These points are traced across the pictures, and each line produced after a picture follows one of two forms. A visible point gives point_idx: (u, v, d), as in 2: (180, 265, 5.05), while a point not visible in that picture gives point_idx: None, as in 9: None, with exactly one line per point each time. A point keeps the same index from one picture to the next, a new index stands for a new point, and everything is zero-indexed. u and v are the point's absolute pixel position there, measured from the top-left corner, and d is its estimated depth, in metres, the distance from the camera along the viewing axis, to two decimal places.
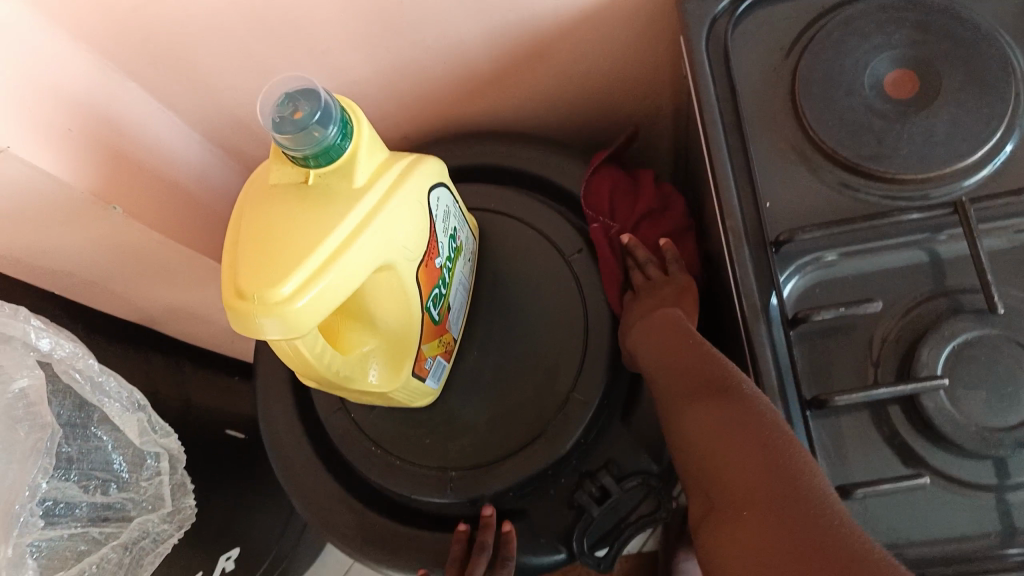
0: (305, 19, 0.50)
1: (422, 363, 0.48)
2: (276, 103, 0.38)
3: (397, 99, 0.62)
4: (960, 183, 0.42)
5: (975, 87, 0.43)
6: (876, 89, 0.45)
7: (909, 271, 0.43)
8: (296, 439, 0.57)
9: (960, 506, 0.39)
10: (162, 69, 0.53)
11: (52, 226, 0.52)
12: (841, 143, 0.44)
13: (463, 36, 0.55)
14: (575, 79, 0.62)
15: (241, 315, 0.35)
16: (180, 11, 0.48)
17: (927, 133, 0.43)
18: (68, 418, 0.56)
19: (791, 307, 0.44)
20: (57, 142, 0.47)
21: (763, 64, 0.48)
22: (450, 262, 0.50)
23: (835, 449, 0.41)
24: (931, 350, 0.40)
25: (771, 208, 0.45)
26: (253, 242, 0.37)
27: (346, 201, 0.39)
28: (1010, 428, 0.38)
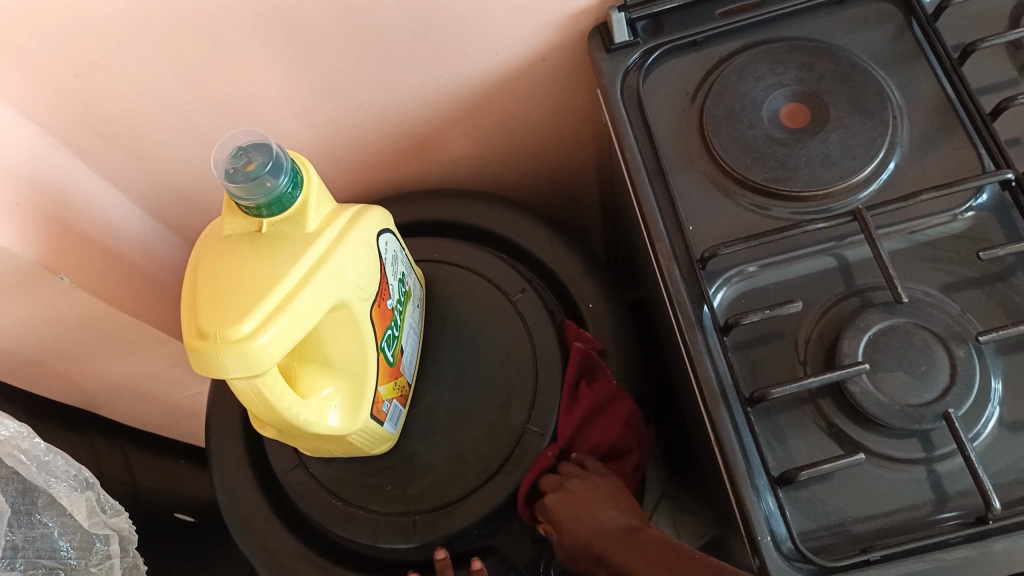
0: (246, 88, 0.53)
1: (380, 407, 0.50)
2: (228, 157, 0.41)
3: (335, 164, 0.64)
4: (856, 196, 0.47)
5: (859, 113, 0.49)
6: (774, 122, 0.50)
7: (822, 276, 0.48)
8: (254, 501, 0.57)
9: (897, 481, 0.42)
10: (103, 142, 0.55)
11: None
12: (749, 169, 0.49)
13: (396, 98, 0.58)
14: (502, 137, 0.66)
15: (204, 355, 0.36)
16: (125, 83, 0.50)
17: (822, 154, 0.48)
18: (14, 504, 0.54)
19: (722, 315, 0.48)
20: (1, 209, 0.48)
21: (673, 106, 0.53)
22: (400, 305, 0.52)
23: (777, 442, 0.44)
24: (850, 341, 0.44)
25: (695, 230, 0.49)
26: (212, 288, 0.38)
27: (299, 245, 0.41)
28: (929, 403, 0.42)
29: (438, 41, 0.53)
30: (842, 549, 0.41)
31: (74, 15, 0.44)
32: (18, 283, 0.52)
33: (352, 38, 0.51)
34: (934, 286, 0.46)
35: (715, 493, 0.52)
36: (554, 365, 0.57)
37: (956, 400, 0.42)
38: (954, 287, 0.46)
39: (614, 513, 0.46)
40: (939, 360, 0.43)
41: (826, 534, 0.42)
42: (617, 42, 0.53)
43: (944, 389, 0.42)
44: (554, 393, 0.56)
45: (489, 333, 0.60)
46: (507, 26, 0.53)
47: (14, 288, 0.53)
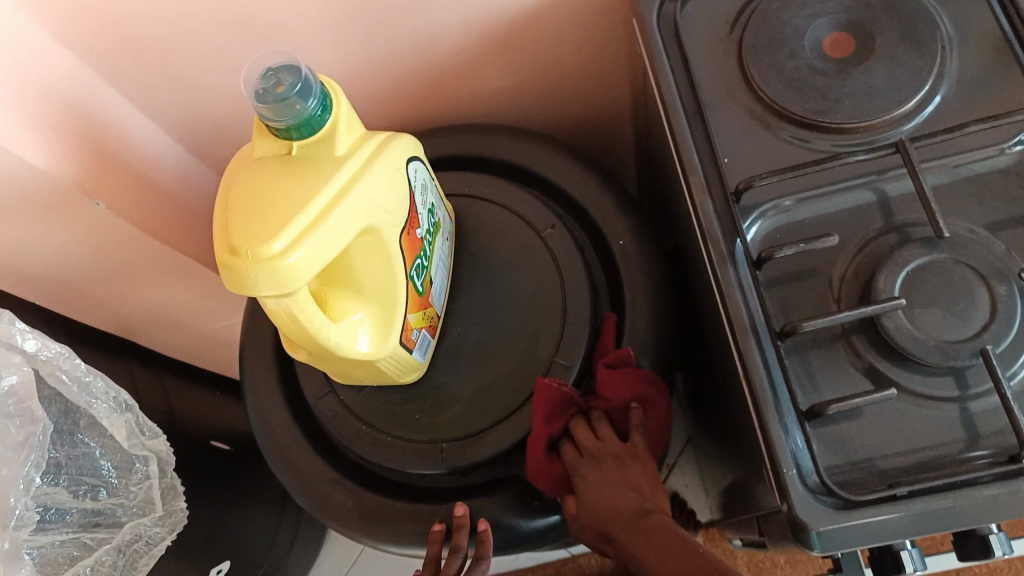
0: (278, 15, 0.53)
1: (409, 334, 0.50)
2: (259, 77, 0.41)
3: (368, 95, 0.64)
4: (901, 128, 0.46)
5: (907, 42, 0.47)
6: (817, 51, 0.48)
7: (859, 211, 0.46)
8: (287, 427, 0.58)
9: (927, 420, 0.42)
10: (137, 68, 0.55)
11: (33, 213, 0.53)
12: (789, 99, 0.47)
13: (429, 28, 0.57)
14: (535, 71, 0.64)
15: (235, 272, 0.37)
16: (158, 8, 0.50)
17: (867, 85, 0.46)
18: (56, 424, 0.56)
19: (755, 250, 0.47)
20: (44, 132, 0.49)
21: (712, 36, 0.51)
22: (430, 235, 0.52)
23: (806, 377, 0.44)
24: (887, 276, 0.43)
25: (730, 162, 0.48)
26: (243, 207, 0.39)
27: (328, 167, 0.41)
28: (965, 340, 0.41)
29: None
30: (868, 484, 0.41)
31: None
32: (53, 206, 0.53)
33: None
34: (979, 224, 0.44)
35: (742, 432, 0.52)
36: (583, 301, 0.57)
37: (994, 338, 0.41)
38: (1001, 226, 0.44)
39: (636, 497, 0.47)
40: (979, 298, 0.42)
41: (851, 468, 0.42)
42: None
43: (982, 327, 0.41)
44: (582, 328, 0.56)
45: (518, 268, 0.60)
46: None
47: (50, 210, 0.54)
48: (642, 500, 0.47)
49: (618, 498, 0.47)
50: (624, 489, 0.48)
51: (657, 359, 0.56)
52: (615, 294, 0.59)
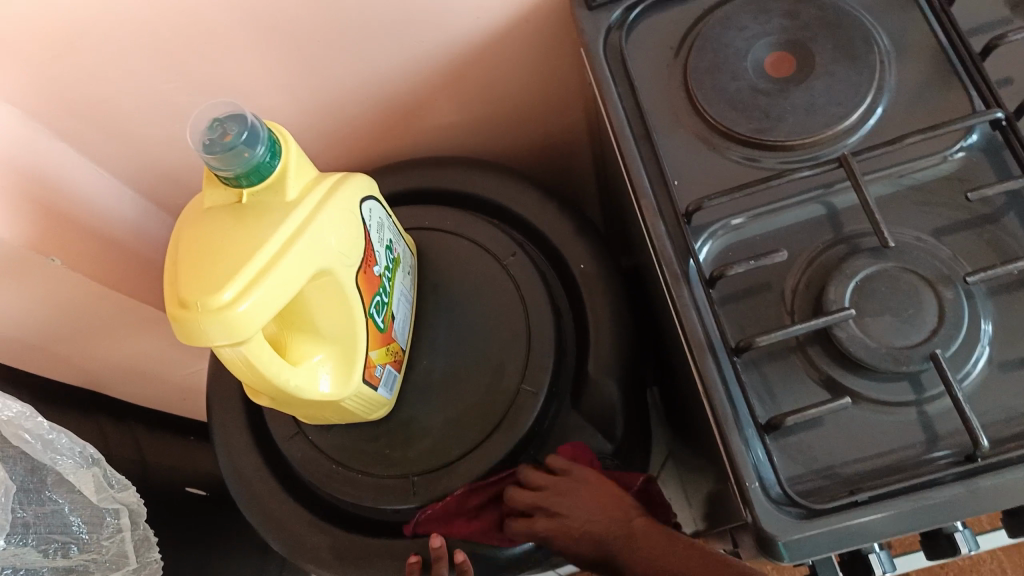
0: (227, 62, 0.53)
1: (373, 372, 0.50)
2: (204, 128, 0.41)
3: (324, 135, 0.64)
4: (843, 142, 0.47)
5: (844, 58, 0.48)
6: (758, 72, 0.49)
7: (809, 224, 0.47)
8: (258, 470, 0.58)
9: (886, 423, 0.42)
10: (87, 121, 0.55)
11: None
12: (733, 120, 0.48)
13: (379, 67, 0.58)
14: (488, 101, 0.65)
15: (187, 324, 0.37)
16: (103, 63, 0.50)
17: (807, 103, 0.47)
18: (22, 483, 0.55)
19: (709, 269, 0.48)
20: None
21: (657, 61, 0.52)
22: (389, 271, 0.52)
23: (766, 393, 0.44)
24: (837, 288, 0.44)
25: (680, 184, 0.49)
26: (193, 259, 0.39)
27: (279, 213, 0.41)
28: (916, 346, 0.42)
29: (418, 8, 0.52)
30: (834, 492, 0.41)
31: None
32: (7, 267, 0.53)
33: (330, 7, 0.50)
34: (924, 231, 0.45)
35: (711, 448, 0.52)
36: (547, 327, 0.57)
37: (944, 342, 0.42)
38: (946, 232, 0.45)
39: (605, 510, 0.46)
40: (927, 303, 0.42)
41: (816, 477, 0.42)
42: None
43: (932, 331, 0.42)
44: (548, 354, 0.56)
45: (481, 300, 0.60)
46: None
47: (5, 272, 0.53)
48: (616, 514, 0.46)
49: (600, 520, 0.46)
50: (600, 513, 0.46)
51: (624, 380, 0.56)
52: (579, 319, 0.59)
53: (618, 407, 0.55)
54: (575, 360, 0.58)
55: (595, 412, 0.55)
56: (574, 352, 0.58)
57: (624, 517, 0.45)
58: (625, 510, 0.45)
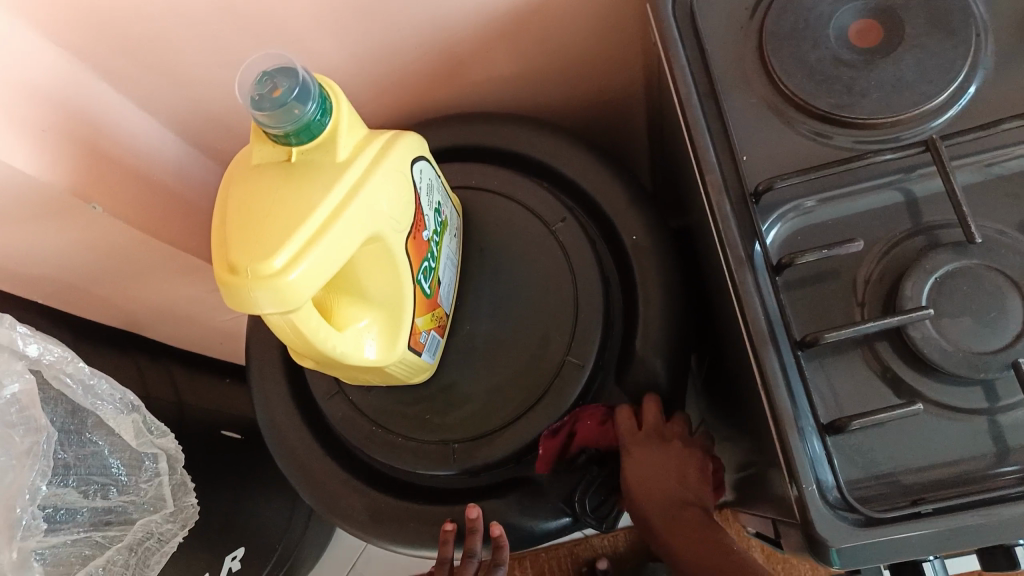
0: (275, 5, 0.51)
1: (418, 337, 0.49)
2: (253, 82, 0.39)
3: (372, 84, 0.62)
4: (929, 124, 0.43)
5: (939, 31, 0.44)
6: (842, 41, 0.45)
7: (886, 212, 0.44)
8: (295, 426, 0.58)
9: (953, 431, 0.40)
10: (132, 62, 0.53)
11: (30, 214, 0.51)
12: (811, 94, 0.45)
13: (432, 16, 0.55)
14: (543, 54, 0.62)
15: (235, 290, 0.36)
16: (149, 3, 0.48)
17: (894, 79, 0.44)
18: (62, 425, 0.55)
19: (775, 253, 0.45)
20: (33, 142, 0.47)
21: (730, 23, 0.49)
22: (437, 235, 0.50)
23: (828, 389, 0.42)
24: (914, 283, 0.41)
25: (749, 160, 0.46)
26: (241, 222, 0.38)
27: (331, 174, 0.40)
28: (996, 351, 0.39)
29: None
30: (892, 500, 0.40)
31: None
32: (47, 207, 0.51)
33: None
34: (1009, 224, 0.42)
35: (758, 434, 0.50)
36: (595, 299, 0.55)
37: None
38: None
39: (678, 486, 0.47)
40: (1011, 307, 0.40)
41: (875, 482, 0.40)
42: None
43: (1015, 337, 0.39)
44: (594, 327, 0.54)
45: (528, 265, 0.58)
46: None
47: (43, 211, 0.51)
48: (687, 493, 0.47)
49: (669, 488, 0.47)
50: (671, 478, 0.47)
51: (671, 358, 0.54)
52: (628, 290, 0.57)
53: (664, 386, 0.53)
54: (620, 334, 0.56)
55: (640, 390, 0.53)
56: (621, 324, 0.56)
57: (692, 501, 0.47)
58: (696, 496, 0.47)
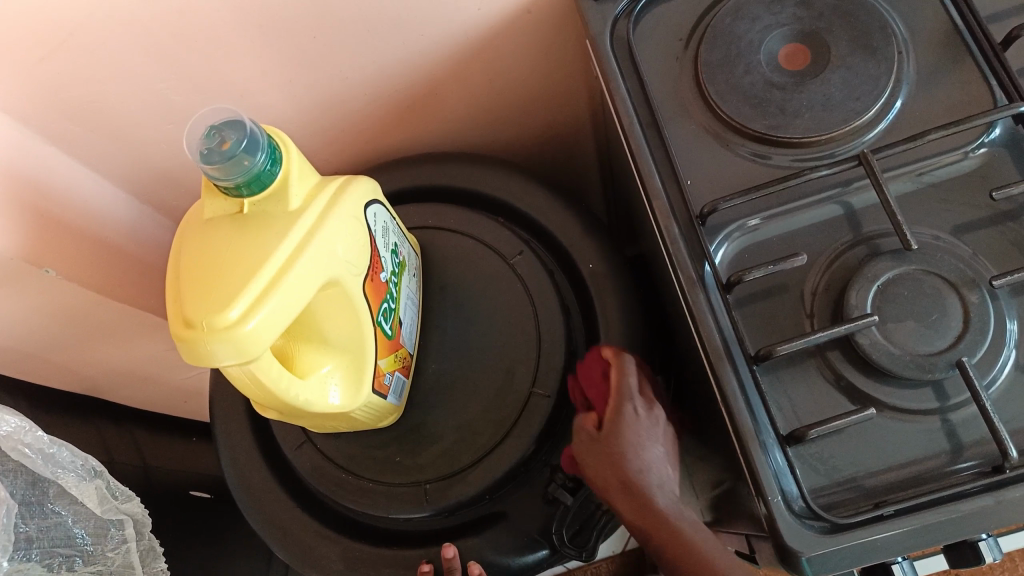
0: (221, 60, 0.52)
1: (382, 380, 0.49)
2: (202, 137, 0.40)
3: (322, 133, 0.63)
4: (861, 138, 0.45)
5: (862, 49, 0.46)
6: (773, 65, 0.47)
7: (828, 225, 0.46)
8: (264, 479, 0.57)
9: (908, 432, 0.41)
10: (79, 125, 0.54)
11: None
12: (748, 116, 0.46)
13: (377, 62, 0.56)
14: (490, 94, 0.63)
15: (192, 345, 0.36)
16: (94, 64, 0.49)
17: (824, 98, 0.46)
18: (23, 496, 0.53)
19: (725, 272, 0.46)
20: None
21: (665, 53, 0.50)
22: (395, 276, 0.50)
23: (786, 400, 0.43)
24: (859, 292, 0.42)
25: (694, 183, 0.47)
26: (196, 277, 0.38)
27: (284, 224, 0.40)
28: (941, 351, 0.41)
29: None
30: (856, 505, 0.40)
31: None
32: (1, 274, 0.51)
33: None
34: (944, 229, 0.44)
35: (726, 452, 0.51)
36: (557, 330, 0.56)
37: (970, 348, 0.40)
38: (966, 229, 0.44)
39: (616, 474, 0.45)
40: (951, 308, 0.41)
41: (838, 488, 0.41)
42: None
43: (957, 336, 0.41)
44: (558, 357, 0.55)
45: (488, 300, 0.58)
46: None
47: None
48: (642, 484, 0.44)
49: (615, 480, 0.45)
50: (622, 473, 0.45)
51: None
52: (588, 317, 0.58)
53: None
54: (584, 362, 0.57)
55: None
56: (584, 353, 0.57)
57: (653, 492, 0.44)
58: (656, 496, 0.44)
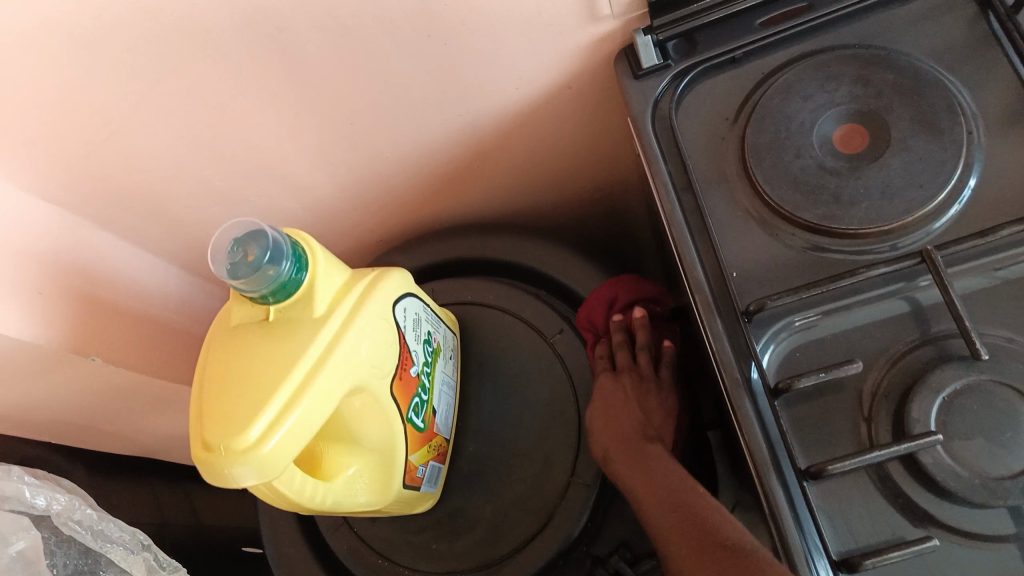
0: (258, 141, 0.52)
1: (415, 473, 0.47)
2: (227, 251, 0.40)
3: (365, 205, 0.63)
4: (926, 230, 0.41)
5: (925, 130, 0.43)
6: (826, 148, 0.44)
7: (891, 322, 0.42)
8: (303, 558, 0.57)
9: (980, 561, 0.37)
10: (128, 211, 0.55)
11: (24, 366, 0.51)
12: (799, 204, 0.43)
13: (415, 136, 0.56)
14: (534, 163, 0.62)
15: (211, 467, 0.36)
16: (137, 152, 0.50)
17: (883, 185, 0.42)
18: (76, 566, 0.54)
19: (774, 376, 0.43)
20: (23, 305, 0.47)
21: (710, 132, 0.48)
22: (429, 366, 0.49)
23: (840, 516, 0.39)
24: (920, 404, 0.39)
25: (738, 276, 0.44)
26: (217, 393, 0.38)
27: (307, 332, 0.39)
28: (1016, 475, 0.37)
29: (447, 69, 0.50)
30: None
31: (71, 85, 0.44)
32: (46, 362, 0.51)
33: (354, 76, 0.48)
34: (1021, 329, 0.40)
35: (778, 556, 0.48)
36: None
37: None
38: None
39: (641, 417, 0.47)
40: None
41: None
42: (645, 67, 0.48)
43: None
44: None
45: (528, 379, 0.56)
46: (521, 52, 0.49)
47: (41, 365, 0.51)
48: (650, 425, 0.47)
49: (627, 422, 0.47)
50: (635, 414, 0.48)
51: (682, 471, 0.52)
52: None
53: None
54: None
55: None
56: None
57: (646, 432, 0.46)
58: (648, 425, 0.47)
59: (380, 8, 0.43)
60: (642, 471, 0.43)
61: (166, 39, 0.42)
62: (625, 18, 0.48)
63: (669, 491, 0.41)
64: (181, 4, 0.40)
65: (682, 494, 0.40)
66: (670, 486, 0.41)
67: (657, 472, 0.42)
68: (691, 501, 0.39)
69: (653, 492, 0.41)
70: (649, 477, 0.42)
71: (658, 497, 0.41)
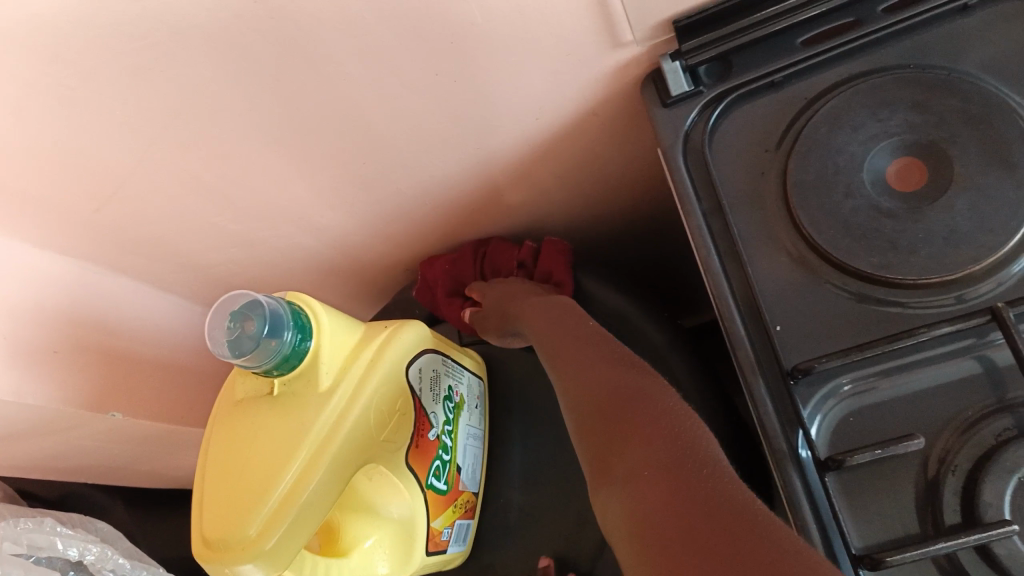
0: (269, 187, 0.50)
1: (438, 537, 0.46)
2: (224, 326, 0.38)
3: (390, 239, 0.60)
4: (994, 280, 0.37)
5: (996, 165, 0.37)
6: (879, 185, 0.40)
7: (958, 385, 0.37)
8: None
9: None
10: (146, 260, 0.54)
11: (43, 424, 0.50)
12: (849, 251, 0.39)
13: (433, 170, 0.53)
14: (563, 189, 0.58)
15: (215, 565, 0.35)
16: (146, 206, 0.48)
17: (946, 229, 0.37)
18: None
19: (826, 446, 0.38)
20: (29, 370, 0.47)
21: (750, 166, 0.43)
22: (451, 424, 0.47)
23: None
24: (993, 486, 0.34)
25: (783, 331, 0.40)
26: (219, 481, 0.36)
27: (311, 411, 0.37)
28: None
29: (459, 104, 0.46)
30: None
31: (70, 146, 0.42)
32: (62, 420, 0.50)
33: (360, 117, 0.46)
34: None
35: None
36: None
37: None
38: None
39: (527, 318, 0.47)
40: None
41: None
42: (675, 94, 0.44)
43: None
44: None
45: (561, 426, 0.53)
46: (539, 83, 0.46)
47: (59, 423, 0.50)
48: (633, 368, 0.36)
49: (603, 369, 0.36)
50: (613, 360, 0.37)
51: None
52: None
53: None
54: None
55: None
56: None
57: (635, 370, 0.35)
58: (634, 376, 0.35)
59: (379, 50, 0.40)
60: (639, 425, 0.31)
61: (159, 97, 0.40)
62: (651, 42, 0.43)
63: (685, 449, 0.29)
64: (169, 63, 0.38)
65: (698, 463, 0.28)
66: (688, 444, 0.29)
67: (664, 426, 0.30)
68: (713, 475, 0.27)
69: (644, 455, 0.29)
70: (656, 441, 0.29)
71: (655, 456, 0.28)
